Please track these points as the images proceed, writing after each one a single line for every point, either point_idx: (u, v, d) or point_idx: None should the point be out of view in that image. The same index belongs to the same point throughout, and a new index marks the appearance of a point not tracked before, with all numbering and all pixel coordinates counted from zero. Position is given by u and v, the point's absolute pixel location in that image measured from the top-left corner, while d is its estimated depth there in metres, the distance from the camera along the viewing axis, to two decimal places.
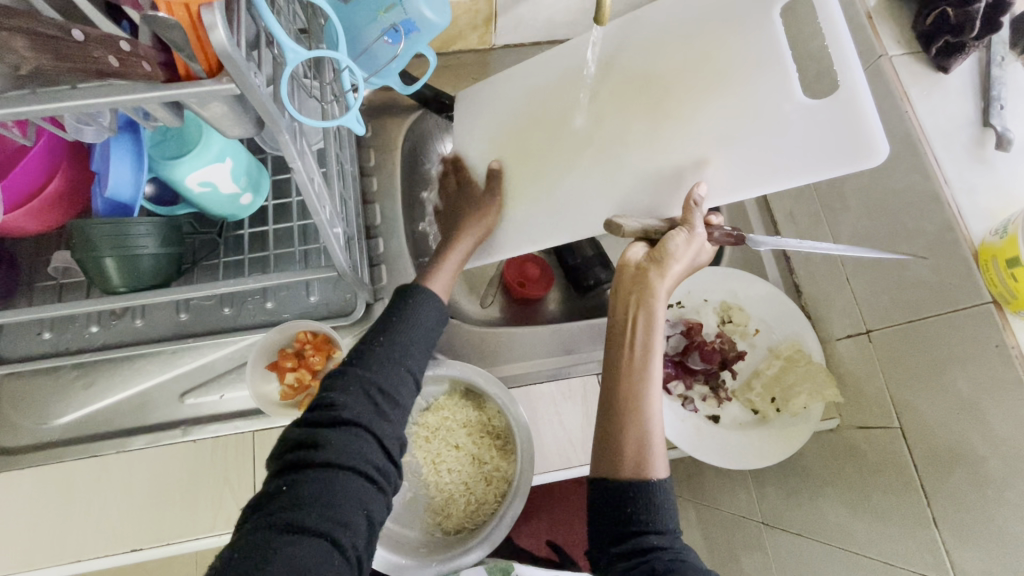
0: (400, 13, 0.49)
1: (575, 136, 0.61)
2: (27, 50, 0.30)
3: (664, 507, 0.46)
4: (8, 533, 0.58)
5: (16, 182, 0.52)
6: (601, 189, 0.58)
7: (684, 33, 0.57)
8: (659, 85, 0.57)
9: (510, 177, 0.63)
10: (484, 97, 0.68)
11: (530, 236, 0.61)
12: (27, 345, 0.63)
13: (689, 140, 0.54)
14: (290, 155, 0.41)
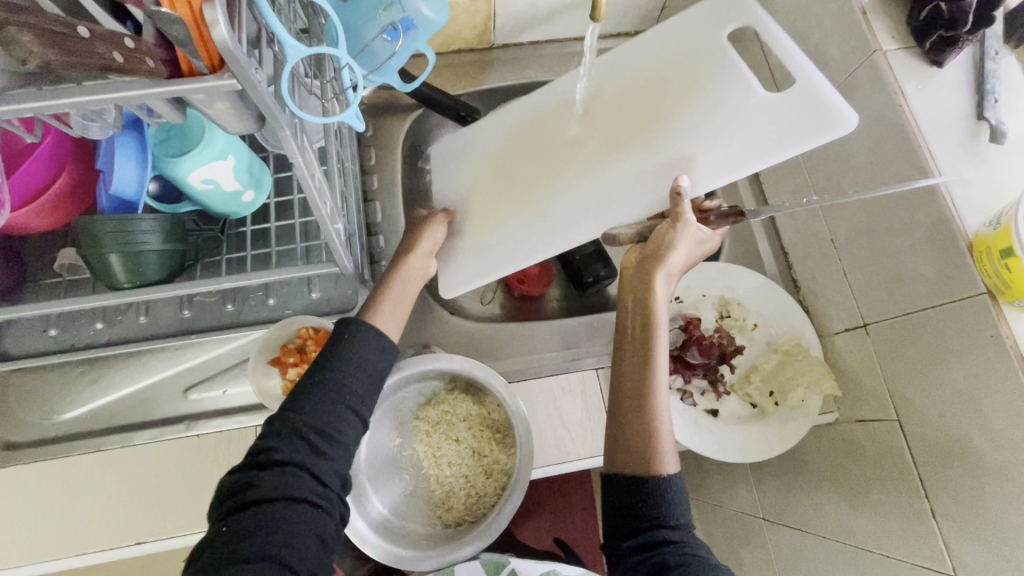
0: (399, 11, 0.49)
1: (554, 156, 0.62)
2: (33, 45, 0.30)
3: (676, 503, 0.46)
4: (14, 526, 0.59)
5: (23, 180, 0.53)
6: (589, 203, 0.58)
7: (651, 49, 0.60)
8: (637, 97, 0.59)
9: (494, 204, 0.63)
10: (461, 135, 0.69)
11: (525, 257, 0.60)
12: (34, 341, 0.64)
13: (665, 143, 0.56)
14: (290, 151, 0.42)
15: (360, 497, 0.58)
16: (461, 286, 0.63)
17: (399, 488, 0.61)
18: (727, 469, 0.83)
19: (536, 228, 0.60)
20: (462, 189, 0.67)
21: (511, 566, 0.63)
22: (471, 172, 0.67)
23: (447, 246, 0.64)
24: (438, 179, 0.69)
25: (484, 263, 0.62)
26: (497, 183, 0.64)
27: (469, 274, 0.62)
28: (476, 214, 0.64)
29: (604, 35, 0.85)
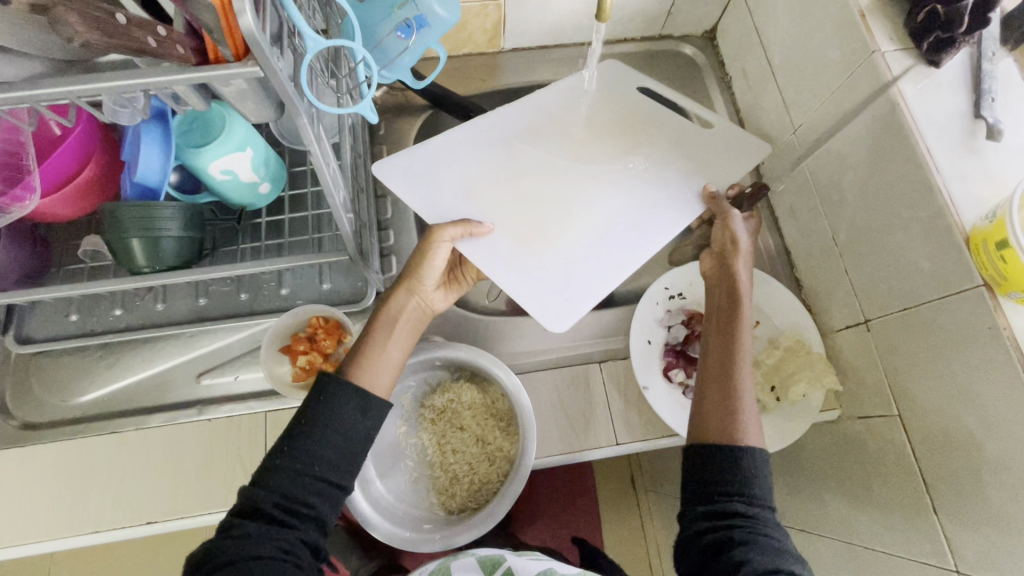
0: (413, 10, 0.52)
1: (573, 168, 0.67)
2: (79, 26, 0.33)
3: (757, 480, 0.47)
4: (31, 502, 0.60)
5: (53, 169, 0.56)
6: (632, 202, 0.64)
7: (597, 97, 0.73)
8: (616, 124, 0.70)
9: (538, 224, 0.63)
10: (447, 149, 0.67)
11: (611, 273, 0.60)
12: (55, 325, 0.66)
13: (665, 154, 0.68)
14: (307, 138, 0.43)
15: (367, 479, 0.59)
16: (558, 318, 0.59)
17: (404, 474, 0.62)
18: None
19: (609, 242, 0.62)
20: (476, 198, 0.64)
21: (506, 563, 0.56)
22: (474, 192, 0.64)
23: (498, 269, 0.60)
24: (413, 196, 0.64)
25: (565, 282, 0.60)
26: (519, 192, 0.65)
27: (560, 298, 0.59)
28: (524, 233, 0.62)
29: (611, 41, 0.87)
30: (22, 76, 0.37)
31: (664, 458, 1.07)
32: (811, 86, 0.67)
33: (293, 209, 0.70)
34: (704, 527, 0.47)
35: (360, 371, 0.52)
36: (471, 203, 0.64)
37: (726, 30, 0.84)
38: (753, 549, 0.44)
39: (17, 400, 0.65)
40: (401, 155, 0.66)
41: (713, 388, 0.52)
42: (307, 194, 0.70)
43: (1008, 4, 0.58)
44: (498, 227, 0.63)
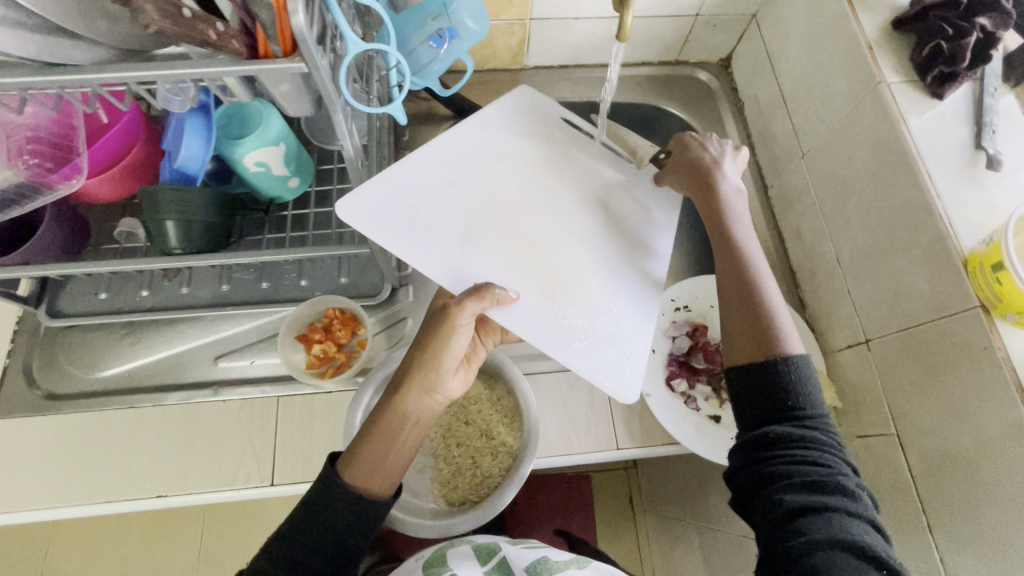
0: (445, 23, 0.55)
1: (548, 215, 0.64)
2: (153, 14, 0.36)
3: (807, 397, 0.46)
4: (48, 468, 0.63)
5: (99, 152, 0.60)
6: (618, 244, 0.64)
7: (528, 134, 0.69)
8: (561, 166, 0.67)
9: (553, 273, 0.62)
10: (420, 203, 0.62)
11: (638, 320, 0.61)
12: (84, 302, 0.69)
13: (618, 194, 0.67)
14: (341, 133, 0.47)
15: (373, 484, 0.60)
16: (613, 379, 0.59)
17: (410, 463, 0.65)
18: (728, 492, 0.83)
19: (623, 281, 0.63)
20: (482, 258, 0.60)
21: (501, 552, 0.57)
22: (477, 242, 0.61)
23: (534, 329, 0.59)
24: (417, 259, 0.59)
25: (602, 334, 0.60)
26: (515, 246, 0.62)
27: (605, 354, 0.59)
28: (547, 285, 0.61)
29: (629, 62, 0.91)
30: (89, 60, 0.42)
31: (662, 476, 1.07)
32: (819, 113, 0.70)
33: (319, 204, 0.73)
34: (743, 455, 0.46)
35: (356, 471, 0.51)
36: (479, 265, 0.60)
37: (740, 58, 0.88)
38: (790, 481, 0.42)
39: (44, 372, 0.68)
40: (368, 200, 0.60)
41: (743, 332, 0.49)
42: (333, 191, 0.73)
43: (1010, 43, 0.61)
44: (520, 285, 0.60)
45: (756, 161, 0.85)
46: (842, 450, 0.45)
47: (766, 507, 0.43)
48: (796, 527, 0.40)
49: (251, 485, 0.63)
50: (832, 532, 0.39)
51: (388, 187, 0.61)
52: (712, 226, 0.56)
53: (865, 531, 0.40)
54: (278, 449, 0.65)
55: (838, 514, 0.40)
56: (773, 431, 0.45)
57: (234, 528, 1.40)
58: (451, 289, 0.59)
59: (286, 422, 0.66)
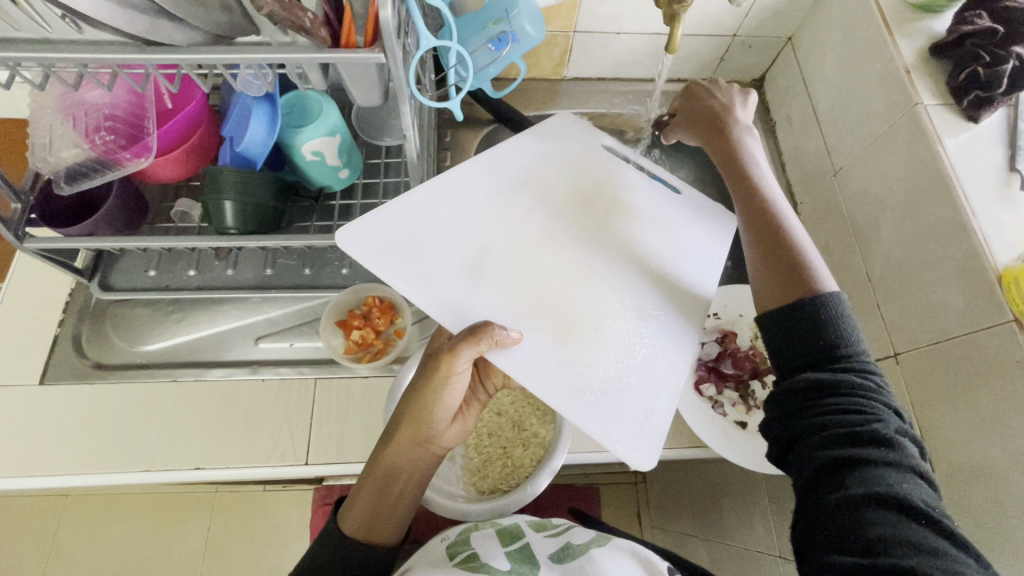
0: (505, 27, 0.59)
1: (569, 251, 0.60)
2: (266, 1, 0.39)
3: (848, 340, 0.45)
4: (92, 434, 0.65)
5: (168, 134, 0.63)
6: (643, 289, 0.59)
7: (558, 164, 0.65)
8: (590, 197, 0.63)
9: (570, 314, 0.57)
10: (430, 229, 0.58)
11: (666, 376, 0.55)
12: (135, 278, 0.72)
13: (648, 236, 0.62)
14: (406, 124, 0.50)
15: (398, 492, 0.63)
16: (628, 444, 0.52)
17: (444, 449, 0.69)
18: (743, 505, 0.83)
19: (652, 332, 0.57)
20: (490, 292, 0.56)
21: (525, 538, 0.60)
22: (486, 277, 0.57)
23: (537, 376, 0.53)
24: (415, 290, 0.55)
25: (618, 387, 0.54)
26: (527, 281, 0.57)
27: (619, 412, 0.53)
28: (560, 327, 0.56)
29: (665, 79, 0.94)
30: (186, 42, 0.46)
31: (674, 489, 1.07)
32: (853, 132, 0.72)
33: (366, 196, 0.76)
34: (778, 408, 0.46)
35: (352, 519, 0.55)
36: (484, 300, 0.56)
37: (773, 79, 0.91)
38: (829, 433, 0.42)
39: (93, 342, 0.70)
40: (372, 229, 0.57)
41: (775, 299, 0.48)
42: (379, 184, 0.76)
43: None
44: (527, 326, 0.55)
45: (787, 179, 0.87)
46: (885, 396, 0.43)
47: (800, 462, 0.42)
48: (833, 482, 0.40)
49: (285, 464, 0.65)
50: (866, 485, 0.39)
51: (400, 210, 0.59)
52: (750, 223, 0.52)
53: (905, 481, 0.39)
54: (313, 430, 0.67)
55: (874, 466, 0.39)
56: (810, 380, 0.44)
57: (240, 521, 1.40)
58: (449, 326, 0.54)
59: (322, 404, 0.68)
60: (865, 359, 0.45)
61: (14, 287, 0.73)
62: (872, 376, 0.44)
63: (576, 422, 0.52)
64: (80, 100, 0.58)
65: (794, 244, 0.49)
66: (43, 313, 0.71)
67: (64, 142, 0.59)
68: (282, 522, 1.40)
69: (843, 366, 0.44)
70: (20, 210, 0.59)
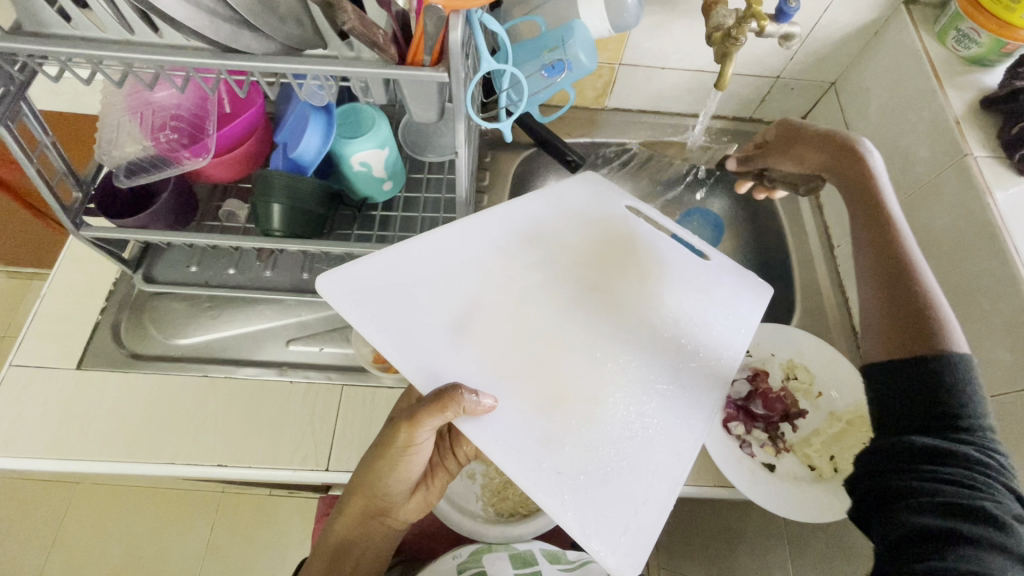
0: (561, 55, 0.61)
1: (571, 315, 0.59)
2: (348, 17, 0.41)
3: (970, 410, 0.43)
4: (121, 423, 0.66)
5: (227, 136, 0.65)
6: (644, 364, 0.57)
7: (574, 222, 0.66)
8: (600, 260, 0.64)
9: (563, 381, 0.55)
10: (423, 280, 0.59)
11: (663, 463, 0.52)
12: (178, 272, 0.74)
13: (657, 308, 0.61)
14: (460, 141, 0.52)
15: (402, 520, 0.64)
16: (609, 545, 0.48)
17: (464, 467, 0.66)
18: (761, 553, 0.80)
19: (654, 410, 0.55)
20: (475, 350, 0.56)
21: (537, 568, 0.61)
22: (468, 338, 0.56)
23: (512, 450, 0.51)
24: (388, 343, 0.54)
25: (602, 473, 0.51)
26: (521, 342, 0.57)
27: (600, 503, 0.49)
28: (546, 398, 0.54)
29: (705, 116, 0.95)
30: (261, 51, 0.49)
31: (684, 529, 1.04)
32: (896, 179, 0.72)
33: (406, 209, 0.77)
34: (872, 463, 0.45)
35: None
36: (468, 359, 0.55)
37: (814, 122, 0.91)
38: (927, 501, 0.40)
39: (131, 332, 0.72)
40: (353, 275, 0.57)
41: (887, 335, 0.47)
42: (421, 199, 0.77)
43: None
44: (508, 390, 0.54)
45: (824, 223, 0.87)
46: (1008, 479, 0.41)
47: (890, 525, 0.41)
48: (923, 553, 0.39)
49: (305, 468, 0.65)
50: (962, 562, 0.37)
51: (400, 255, 0.60)
52: (874, 249, 0.51)
53: (1009, 569, 0.36)
54: (335, 437, 0.67)
55: (976, 545, 0.37)
56: (918, 442, 0.43)
57: (242, 524, 1.39)
58: (417, 384, 0.53)
59: (347, 412, 0.68)
60: (988, 436, 0.43)
61: (60, 273, 0.75)
62: (996, 455, 0.42)
63: (549, 507, 0.49)
64: (149, 101, 0.62)
65: (918, 275, 0.48)
66: (86, 300, 0.73)
67: (127, 138, 0.61)
68: (283, 528, 1.39)
69: (961, 436, 0.43)
70: (79, 199, 0.62)
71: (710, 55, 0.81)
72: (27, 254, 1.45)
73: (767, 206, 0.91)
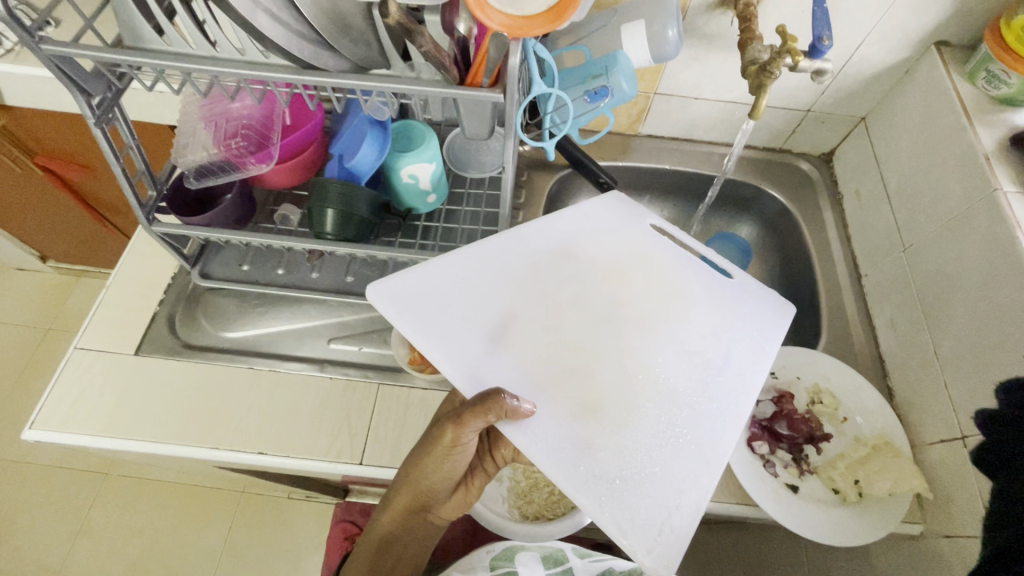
0: (604, 82, 0.66)
1: (603, 327, 0.62)
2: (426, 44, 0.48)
3: None
4: (172, 407, 0.70)
5: (288, 145, 0.70)
6: (675, 375, 0.59)
7: (605, 236, 0.69)
8: (631, 274, 0.66)
9: (597, 391, 0.58)
10: (463, 289, 0.62)
11: (694, 471, 0.54)
12: (230, 269, 0.79)
13: (685, 322, 0.63)
14: (508, 157, 0.55)
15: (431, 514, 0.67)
16: (646, 546, 0.50)
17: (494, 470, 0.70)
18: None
19: (685, 420, 0.57)
20: (512, 357, 0.59)
21: (568, 564, 0.68)
22: (505, 346, 0.59)
23: (549, 452, 0.53)
24: (431, 348, 0.58)
25: (636, 478, 0.53)
26: (554, 351, 0.60)
27: (636, 505, 0.51)
28: (580, 406, 0.56)
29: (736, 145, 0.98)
30: (335, 68, 0.54)
31: None
32: (926, 212, 0.74)
33: (447, 220, 0.81)
34: None
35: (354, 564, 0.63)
36: (504, 365, 0.58)
37: (843, 154, 0.94)
38: None
39: (184, 324, 0.77)
40: (401, 285, 0.61)
41: None
42: (462, 211, 0.81)
43: None
44: (544, 398, 0.56)
45: (851, 252, 0.88)
46: None
47: None
48: None
49: (342, 460, 0.68)
50: None
51: (443, 265, 0.63)
52: None
53: None
54: (370, 432, 0.70)
55: None
56: None
57: (259, 525, 1.42)
58: (462, 388, 0.56)
59: (382, 409, 0.71)
60: None
61: (124, 266, 0.80)
62: None
63: (587, 509, 0.51)
64: (224, 110, 0.68)
65: None
66: (146, 292, 0.78)
67: (199, 144, 0.67)
68: (299, 531, 1.41)
69: None
70: (154, 196, 0.68)
71: (744, 87, 0.85)
72: (83, 251, 1.53)
73: (796, 235, 0.94)
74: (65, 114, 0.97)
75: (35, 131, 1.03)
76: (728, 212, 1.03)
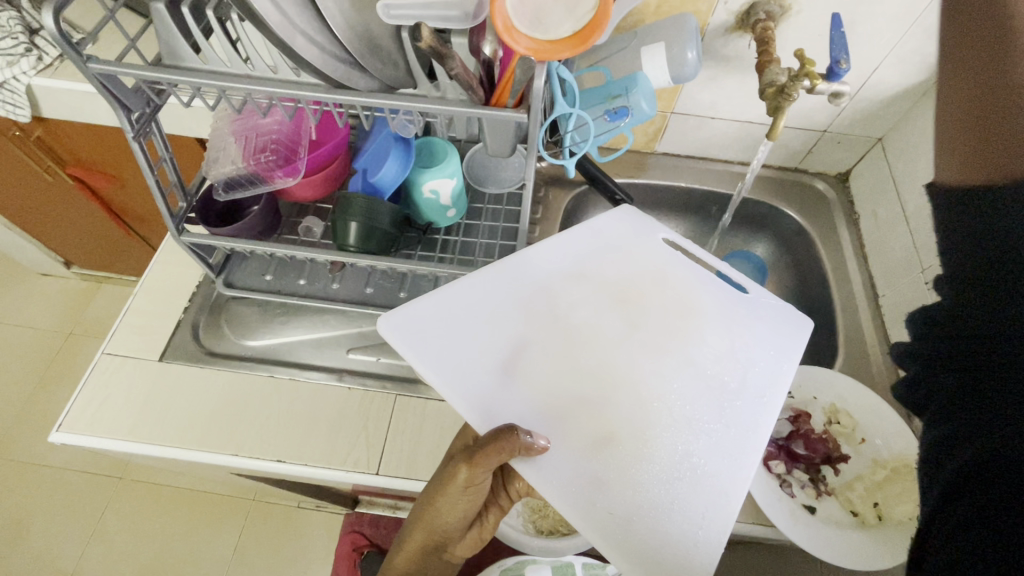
0: (624, 102, 0.68)
1: (614, 355, 0.62)
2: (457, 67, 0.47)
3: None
4: (194, 413, 0.71)
5: (314, 160, 0.73)
6: (689, 401, 0.59)
7: (617, 257, 0.69)
8: (643, 297, 0.67)
9: (610, 423, 0.58)
10: (476, 317, 0.63)
11: (712, 504, 0.54)
12: (253, 279, 0.81)
13: (699, 345, 0.63)
14: (531, 174, 0.56)
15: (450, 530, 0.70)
16: None
17: None
18: None
19: (702, 449, 0.57)
20: (524, 387, 0.59)
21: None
22: (517, 376, 0.60)
23: (562, 488, 0.54)
24: (444, 381, 0.59)
25: (652, 513, 0.53)
26: (567, 380, 0.60)
27: (653, 541, 0.52)
28: (593, 439, 0.57)
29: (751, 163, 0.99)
30: (365, 88, 0.56)
31: None
32: None
33: (465, 234, 0.82)
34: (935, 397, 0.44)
35: None
36: (517, 395, 0.59)
37: (860, 174, 0.94)
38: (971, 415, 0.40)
39: (208, 331, 0.78)
40: (415, 318, 0.62)
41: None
42: (480, 226, 0.83)
43: None
44: (555, 431, 0.57)
45: (868, 271, 0.88)
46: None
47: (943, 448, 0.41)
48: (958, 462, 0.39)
49: (359, 469, 0.68)
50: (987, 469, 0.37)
51: (456, 294, 0.64)
52: None
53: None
54: (387, 442, 0.70)
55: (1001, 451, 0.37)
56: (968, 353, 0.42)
57: (269, 534, 1.42)
58: (474, 423, 0.57)
59: (399, 419, 0.72)
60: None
61: (152, 275, 0.83)
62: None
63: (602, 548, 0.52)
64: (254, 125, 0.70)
65: None
66: (172, 300, 0.80)
67: (229, 158, 0.69)
68: (308, 541, 1.41)
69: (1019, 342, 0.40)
70: (184, 208, 0.70)
71: (760, 107, 0.86)
72: (106, 257, 1.57)
73: (813, 253, 0.94)
74: (99, 126, 1.01)
75: (69, 143, 1.06)
76: (743, 230, 1.03)
